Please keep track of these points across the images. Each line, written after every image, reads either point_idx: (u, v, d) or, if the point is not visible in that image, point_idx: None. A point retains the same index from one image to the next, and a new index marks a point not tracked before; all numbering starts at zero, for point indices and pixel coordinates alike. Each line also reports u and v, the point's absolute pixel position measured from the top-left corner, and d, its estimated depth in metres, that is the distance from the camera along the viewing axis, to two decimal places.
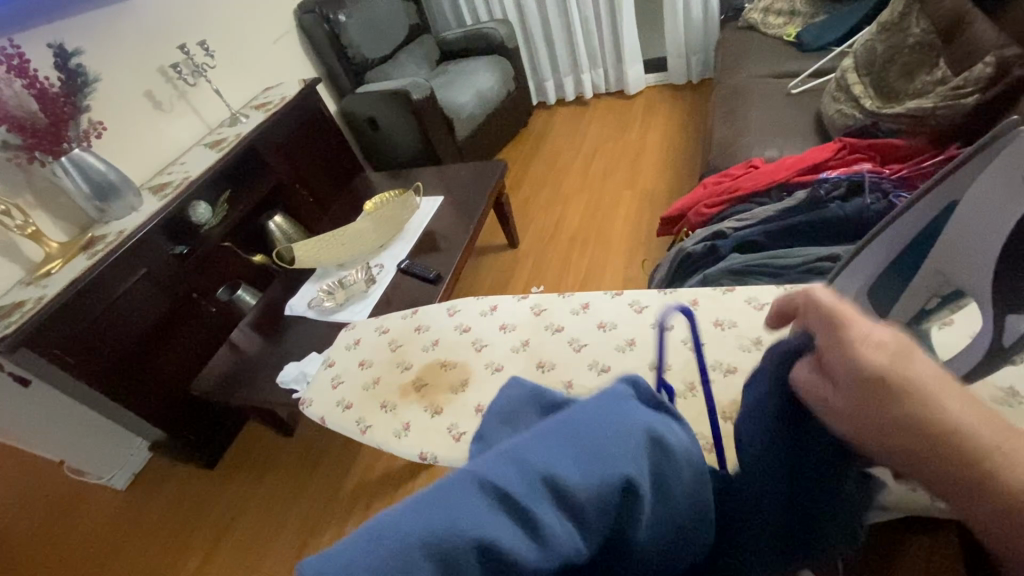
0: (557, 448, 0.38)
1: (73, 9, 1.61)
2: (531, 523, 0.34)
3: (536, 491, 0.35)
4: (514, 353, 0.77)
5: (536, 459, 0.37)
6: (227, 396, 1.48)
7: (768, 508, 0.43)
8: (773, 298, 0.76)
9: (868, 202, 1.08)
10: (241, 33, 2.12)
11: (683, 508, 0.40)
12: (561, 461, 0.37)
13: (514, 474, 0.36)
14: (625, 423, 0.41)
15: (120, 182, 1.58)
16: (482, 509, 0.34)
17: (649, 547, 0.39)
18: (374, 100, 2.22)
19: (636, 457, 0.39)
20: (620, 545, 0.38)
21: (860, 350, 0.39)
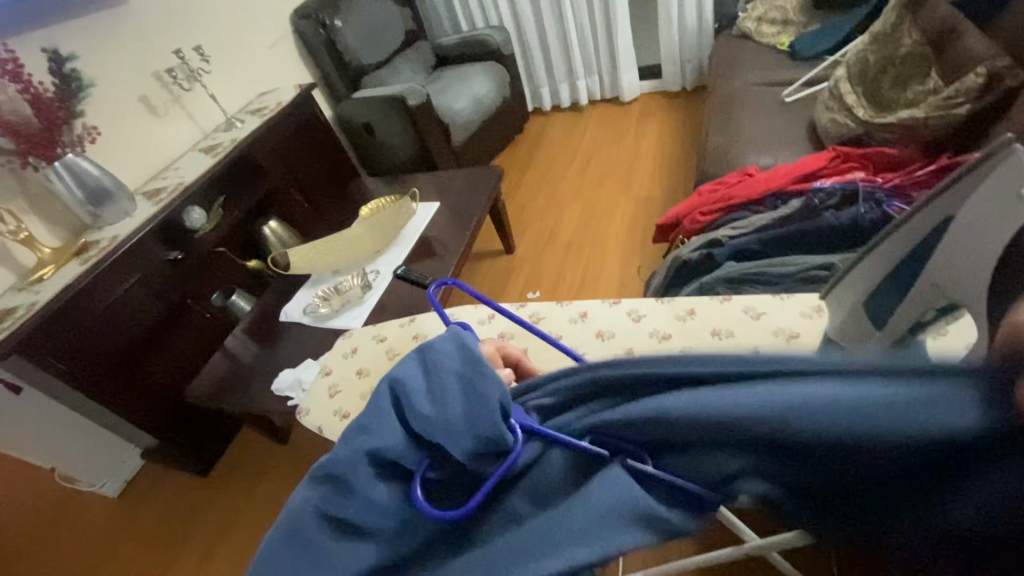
0: (380, 412, 0.47)
1: (67, 13, 1.60)
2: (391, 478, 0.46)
3: (346, 454, 0.45)
4: None
5: (360, 422, 0.47)
6: (221, 403, 1.47)
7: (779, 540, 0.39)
8: (769, 307, 0.76)
9: (862, 211, 1.09)
10: (237, 38, 2.12)
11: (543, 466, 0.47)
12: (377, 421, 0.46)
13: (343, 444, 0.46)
14: (429, 377, 0.47)
15: (114, 188, 1.57)
16: (359, 474, 0.45)
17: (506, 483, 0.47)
18: (370, 106, 2.22)
19: (441, 400, 0.46)
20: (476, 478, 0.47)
21: None
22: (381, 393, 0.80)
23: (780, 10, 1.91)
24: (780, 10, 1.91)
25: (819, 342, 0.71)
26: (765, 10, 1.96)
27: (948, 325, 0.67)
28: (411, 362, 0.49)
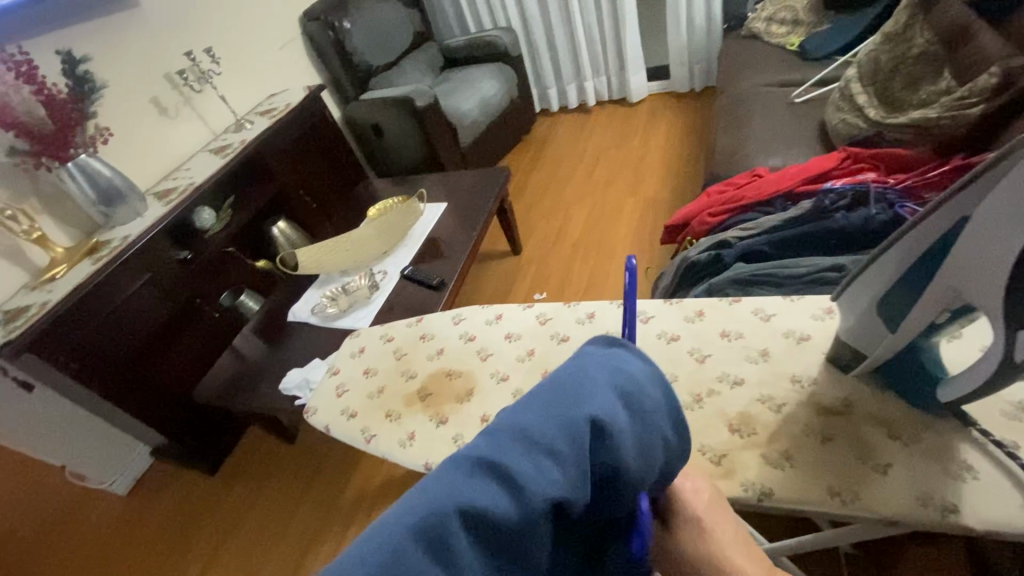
0: (573, 431, 0.33)
1: (80, 16, 1.62)
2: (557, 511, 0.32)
3: (537, 486, 0.31)
4: (518, 363, 0.77)
5: (541, 439, 0.33)
6: (229, 402, 1.48)
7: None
8: (779, 310, 0.75)
9: (873, 212, 1.08)
10: (246, 40, 2.14)
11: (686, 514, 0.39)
12: (569, 445, 0.33)
13: (514, 455, 0.32)
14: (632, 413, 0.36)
15: (125, 188, 1.59)
16: (531, 487, 0.31)
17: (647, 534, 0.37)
18: (378, 107, 2.23)
19: (645, 440, 0.35)
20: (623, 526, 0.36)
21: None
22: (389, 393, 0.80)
23: (790, 10, 1.90)
24: (790, 10, 1.90)
25: (830, 345, 0.70)
26: (774, 10, 1.94)
27: (962, 329, 0.66)
28: (616, 385, 0.36)
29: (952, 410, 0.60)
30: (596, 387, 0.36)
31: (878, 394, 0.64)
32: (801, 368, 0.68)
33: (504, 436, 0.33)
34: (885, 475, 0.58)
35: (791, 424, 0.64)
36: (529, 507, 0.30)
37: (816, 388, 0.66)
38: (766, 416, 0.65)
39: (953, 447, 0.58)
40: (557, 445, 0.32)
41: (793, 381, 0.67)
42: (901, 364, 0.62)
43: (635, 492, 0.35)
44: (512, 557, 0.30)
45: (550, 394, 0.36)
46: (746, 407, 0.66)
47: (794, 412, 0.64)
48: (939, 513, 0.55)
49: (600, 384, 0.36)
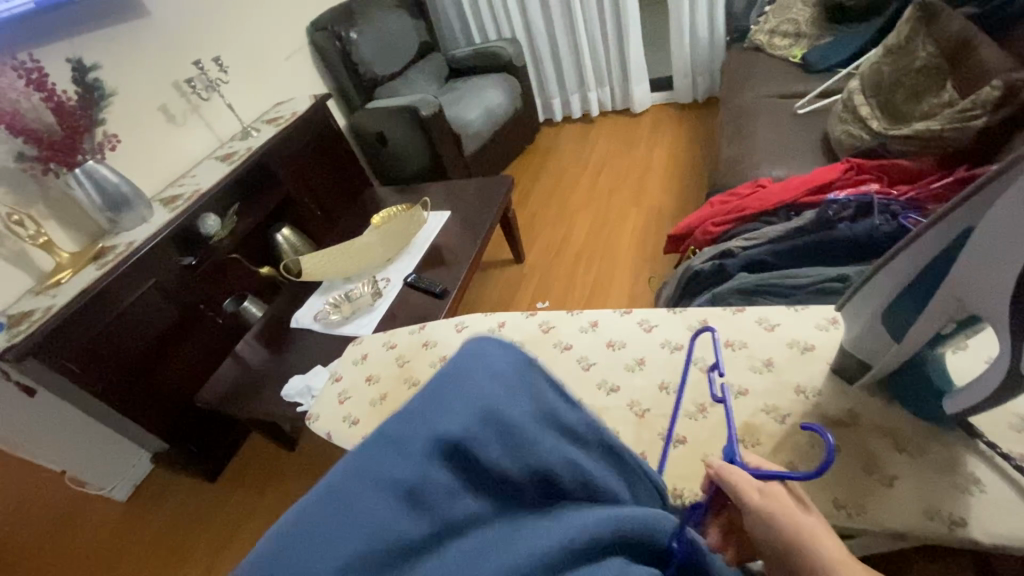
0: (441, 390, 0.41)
1: (91, 24, 1.64)
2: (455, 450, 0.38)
3: (423, 435, 0.38)
4: None
5: (419, 408, 0.40)
6: (231, 408, 1.48)
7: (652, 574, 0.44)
8: (783, 319, 0.75)
9: (878, 223, 1.08)
10: (254, 49, 2.16)
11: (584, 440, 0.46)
12: (443, 400, 0.40)
13: (401, 427, 0.38)
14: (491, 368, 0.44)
15: (131, 194, 1.60)
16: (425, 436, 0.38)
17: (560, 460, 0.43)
18: (383, 116, 2.25)
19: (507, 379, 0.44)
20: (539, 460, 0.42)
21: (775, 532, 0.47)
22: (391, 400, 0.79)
23: (793, 22, 1.91)
24: (793, 23, 1.91)
25: (835, 355, 0.70)
26: (777, 23, 1.96)
27: (968, 340, 0.65)
28: (473, 353, 0.46)
29: (958, 422, 0.59)
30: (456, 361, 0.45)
31: (884, 405, 0.64)
32: (806, 378, 0.68)
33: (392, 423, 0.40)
34: (891, 488, 0.57)
35: (796, 435, 0.63)
36: (416, 450, 0.37)
37: (821, 399, 0.66)
38: (771, 426, 0.65)
39: (960, 460, 0.58)
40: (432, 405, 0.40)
41: (798, 391, 0.67)
42: (906, 376, 0.61)
43: (518, 414, 0.42)
44: (429, 495, 0.35)
45: (431, 378, 0.43)
46: (751, 417, 0.66)
47: (799, 423, 0.64)
48: (947, 527, 0.54)
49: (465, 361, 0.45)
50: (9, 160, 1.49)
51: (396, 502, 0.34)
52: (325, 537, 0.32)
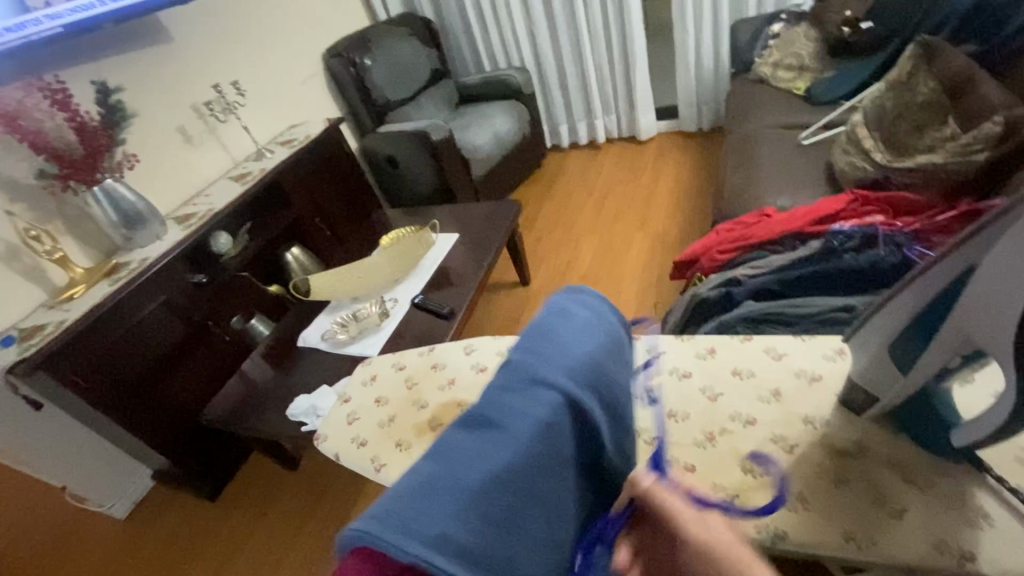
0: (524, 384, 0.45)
1: (115, 49, 1.70)
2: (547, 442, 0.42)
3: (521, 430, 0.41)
4: None
5: (507, 402, 0.44)
6: (236, 427, 1.48)
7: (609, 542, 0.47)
8: (790, 349, 0.76)
9: (883, 254, 1.09)
10: (270, 75, 2.23)
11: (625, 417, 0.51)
12: (545, 370, 0.46)
13: (491, 423, 0.42)
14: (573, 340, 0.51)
15: (147, 212, 1.63)
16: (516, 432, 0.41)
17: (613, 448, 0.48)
18: (394, 140, 2.30)
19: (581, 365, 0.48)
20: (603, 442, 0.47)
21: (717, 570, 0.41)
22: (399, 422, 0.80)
23: (796, 56, 1.96)
24: (795, 56, 1.96)
25: (841, 386, 0.70)
26: (780, 56, 2.00)
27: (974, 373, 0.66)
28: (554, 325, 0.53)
29: (967, 457, 0.59)
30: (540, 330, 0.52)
31: (892, 437, 0.64)
32: (813, 409, 0.68)
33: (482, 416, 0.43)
34: (900, 521, 0.57)
35: (804, 466, 0.63)
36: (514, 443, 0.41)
37: (828, 428, 0.66)
38: (779, 456, 0.65)
39: (968, 493, 0.58)
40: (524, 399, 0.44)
41: (805, 421, 0.67)
42: (914, 408, 0.62)
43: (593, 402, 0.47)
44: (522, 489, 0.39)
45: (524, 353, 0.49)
46: (758, 447, 0.66)
47: (807, 453, 0.64)
48: (956, 562, 0.54)
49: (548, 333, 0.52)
50: (29, 176, 1.53)
51: (504, 456, 0.40)
52: (441, 498, 0.37)
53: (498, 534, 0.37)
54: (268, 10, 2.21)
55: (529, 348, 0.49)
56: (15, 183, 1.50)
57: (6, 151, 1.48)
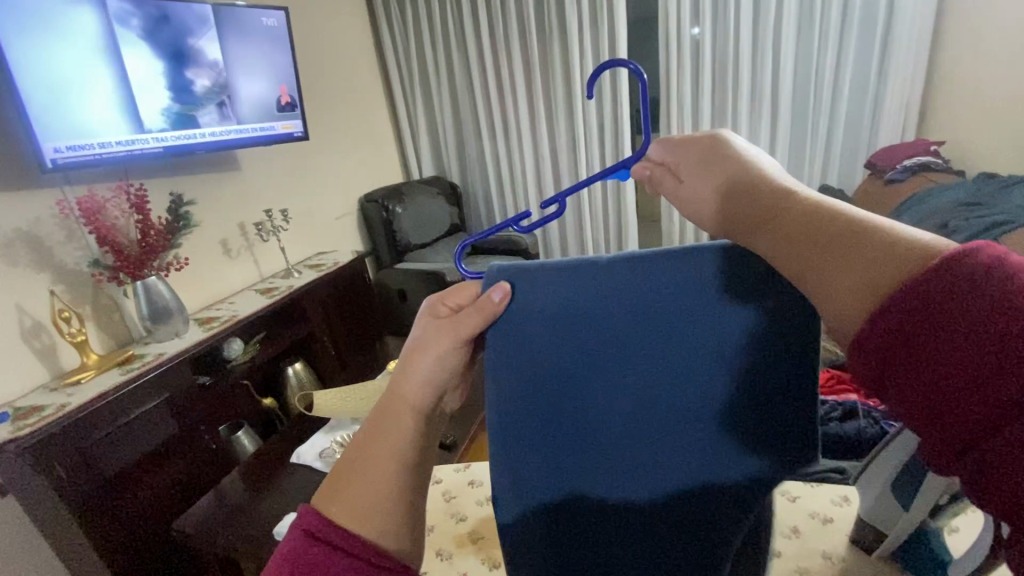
0: (565, 410, 0.67)
1: (194, 170, 1.95)
2: (611, 429, 0.68)
3: (597, 417, 0.67)
4: None
5: (594, 425, 0.68)
6: (206, 542, 1.40)
7: (625, 433, 0.68)
8: (801, 493, 0.89)
9: (863, 425, 1.32)
10: (313, 210, 2.52)
11: (540, 377, 0.65)
12: (572, 402, 0.66)
13: (622, 439, 0.68)
14: (558, 313, 0.62)
15: (175, 310, 1.71)
16: (617, 433, 0.68)
17: (587, 414, 0.67)
18: (410, 277, 2.52)
19: (544, 386, 0.65)
20: (580, 415, 0.67)
21: (830, 220, 0.41)
22: (442, 528, 0.91)
23: None
24: None
25: (852, 527, 0.82)
26: None
27: (959, 519, 0.78)
28: (496, 380, 0.65)
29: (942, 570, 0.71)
30: (528, 369, 0.64)
31: None
32: (830, 546, 0.79)
33: (621, 431, 0.68)
34: None
35: None
36: (620, 443, 0.68)
37: (842, 555, 0.77)
38: None
39: None
40: (589, 421, 0.68)
41: (825, 556, 0.78)
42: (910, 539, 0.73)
43: (563, 407, 0.67)
44: (622, 441, 0.68)
45: (542, 401, 0.66)
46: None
47: None
48: None
49: (524, 392, 0.65)
50: (82, 264, 1.64)
51: (630, 444, 0.68)
52: (644, 437, 0.68)
53: (656, 437, 0.68)
54: (324, 159, 2.58)
55: (541, 401, 0.66)
56: (66, 268, 1.60)
57: (68, 239, 1.60)
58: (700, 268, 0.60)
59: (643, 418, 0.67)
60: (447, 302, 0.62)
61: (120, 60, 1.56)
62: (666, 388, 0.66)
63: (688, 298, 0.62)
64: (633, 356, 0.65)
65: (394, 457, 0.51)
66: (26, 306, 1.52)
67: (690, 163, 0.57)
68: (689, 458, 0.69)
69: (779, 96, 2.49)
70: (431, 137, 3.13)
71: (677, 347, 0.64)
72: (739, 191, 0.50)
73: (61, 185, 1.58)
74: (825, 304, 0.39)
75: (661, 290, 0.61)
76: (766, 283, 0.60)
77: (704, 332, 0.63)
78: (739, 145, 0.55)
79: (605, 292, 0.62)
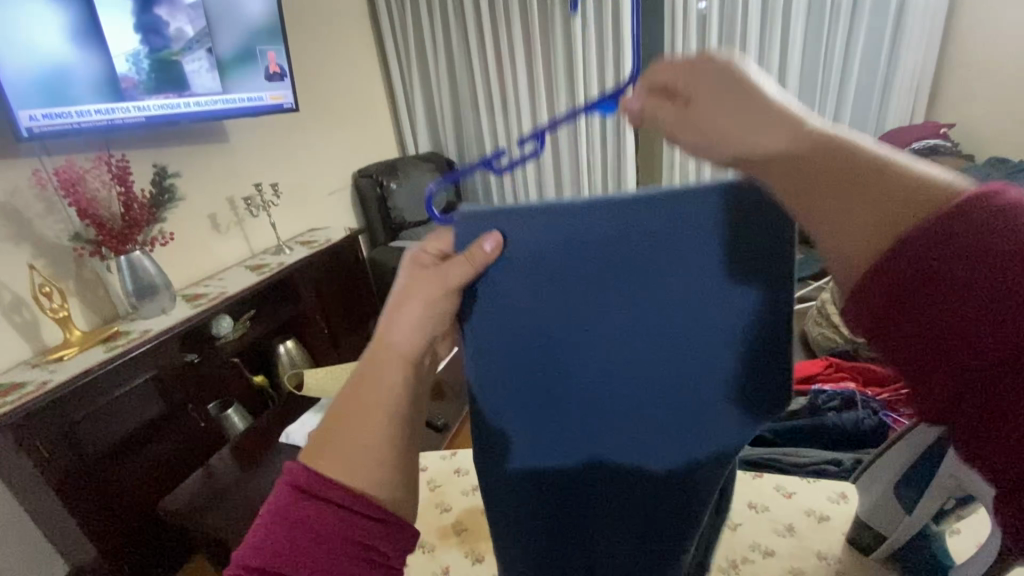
0: (548, 371, 0.59)
1: (179, 142, 1.88)
2: (600, 392, 0.60)
3: (583, 378, 0.59)
4: None
5: (581, 388, 0.60)
6: (192, 522, 1.38)
7: (617, 396, 0.60)
8: (798, 488, 0.87)
9: (862, 416, 1.31)
10: (305, 185, 2.46)
11: (517, 336, 0.58)
12: (555, 361, 0.59)
13: (613, 404, 0.60)
14: (538, 261, 0.54)
15: (162, 286, 1.66)
16: (608, 396, 0.60)
17: (571, 374, 0.59)
18: (405, 256, 2.47)
19: (523, 343, 0.58)
20: (564, 376, 0.59)
21: (856, 158, 0.43)
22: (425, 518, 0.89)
23: None
24: None
25: (848, 526, 0.80)
26: None
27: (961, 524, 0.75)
28: (474, 336, 0.58)
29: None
30: (505, 323, 0.57)
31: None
32: (825, 545, 0.77)
33: (611, 395, 0.60)
34: None
35: None
36: (612, 408, 0.61)
37: (835, 553, 0.76)
38: None
39: None
40: (575, 383, 0.60)
41: (819, 556, 0.76)
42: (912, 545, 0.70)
43: (548, 368, 0.59)
44: (613, 405, 0.60)
45: (522, 359, 0.59)
46: None
47: None
48: None
49: (504, 350, 0.58)
50: (63, 237, 1.59)
51: (623, 408, 0.60)
52: (639, 401, 0.60)
53: (654, 401, 0.60)
54: (316, 133, 2.51)
55: (520, 359, 0.59)
56: (47, 242, 1.56)
57: (49, 211, 1.55)
58: (699, 200, 0.52)
59: (637, 379, 0.59)
60: (433, 251, 0.57)
61: (98, 18, 1.48)
62: (662, 359, 0.58)
63: (684, 236, 0.53)
64: (622, 308, 0.56)
65: (386, 415, 0.51)
66: (5, 280, 1.47)
67: (711, 94, 0.49)
68: (690, 423, 0.61)
69: (787, 71, 2.40)
70: (428, 111, 3.04)
71: (674, 308, 0.56)
72: (766, 136, 0.46)
73: (39, 154, 1.52)
74: (835, 240, 0.43)
75: (658, 240, 0.53)
76: (779, 244, 0.53)
77: (703, 275, 0.55)
78: (760, 83, 0.48)
79: (595, 240, 0.53)
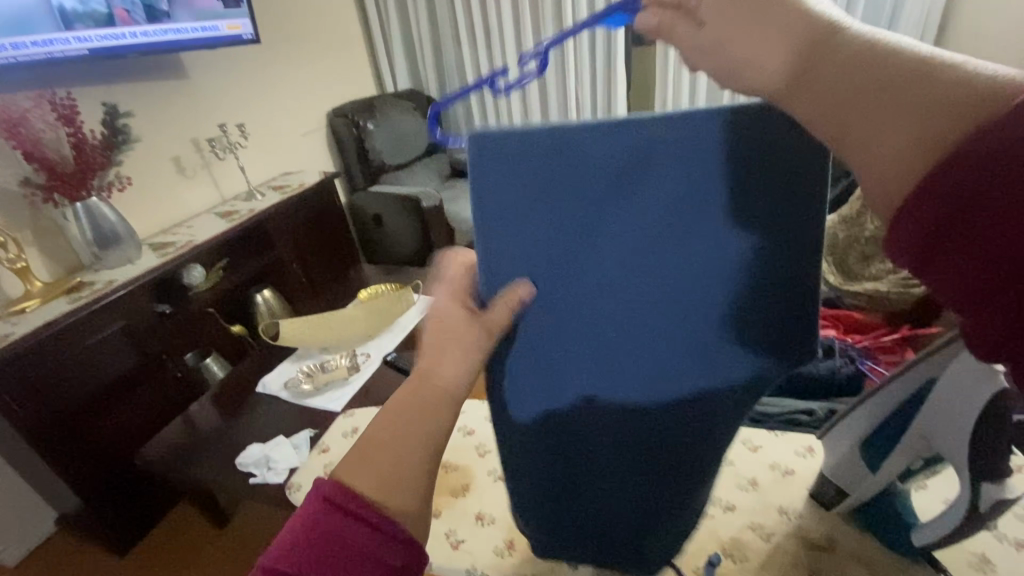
0: (551, 303, 0.59)
1: (129, 77, 1.74)
2: (599, 324, 0.61)
3: (584, 310, 0.60)
4: (489, 479, 0.91)
5: (581, 321, 0.60)
6: (170, 473, 1.38)
7: (616, 328, 0.61)
8: (765, 443, 0.87)
9: (838, 365, 1.31)
10: (275, 124, 2.32)
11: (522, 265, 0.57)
12: (557, 294, 0.59)
13: (612, 336, 0.61)
14: (543, 192, 0.55)
15: (125, 235, 1.58)
16: (608, 327, 0.61)
17: (572, 305, 0.60)
18: (384, 201, 2.37)
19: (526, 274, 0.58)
20: (566, 307, 0.60)
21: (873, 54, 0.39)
22: None
23: None
24: None
25: (812, 480, 0.80)
26: None
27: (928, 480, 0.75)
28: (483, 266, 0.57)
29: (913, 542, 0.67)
30: (507, 255, 0.57)
31: (856, 533, 0.71)
32: (786, 500, 0.77)
33: (612, 326, 0.61)
34: None
35: (780, 555, 0.70)
36: (611, 339, 0.61)
37: (796, 508, 0.75)
38: (757, 543, 0.72)
39: None
40: (577, 315, 0.60)
41: (780, 511, 0.76)
42: (877, 503, 0.69)
43: (550, 298, 0.59)
44: (612, 337, 0.61)
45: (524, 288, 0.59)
46: (738, 533, 0.74)
47: (783, 542, 0.72)
48: None
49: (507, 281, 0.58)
50: (12, 182, 1.50)
51: (623, 341, 0.61)
52: (638, 331, 0.61)
53: (654, 331, 0.61)
54: (284, 68, 2.34)
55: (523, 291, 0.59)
56: None
57: None
58: (695, 127, 0.53)
59: (637, 308, 0.60)
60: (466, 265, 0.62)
61: None
62: (660, 283, 0.59)
63: (685, 162, 0.54)
64: (624, 235, 0.57)
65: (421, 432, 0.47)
66: None
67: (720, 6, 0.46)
68: (687, 356, 0.62)
69: None
70: (406, 44, 2.84)
71: (674, 245, 0.57)
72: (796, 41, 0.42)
73: None
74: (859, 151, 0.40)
75: (663, 171, 0.54)
76: (782, 179, 0.54)
77: (702, 203, 0.56)
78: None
79: (596, 168, 0.54)
